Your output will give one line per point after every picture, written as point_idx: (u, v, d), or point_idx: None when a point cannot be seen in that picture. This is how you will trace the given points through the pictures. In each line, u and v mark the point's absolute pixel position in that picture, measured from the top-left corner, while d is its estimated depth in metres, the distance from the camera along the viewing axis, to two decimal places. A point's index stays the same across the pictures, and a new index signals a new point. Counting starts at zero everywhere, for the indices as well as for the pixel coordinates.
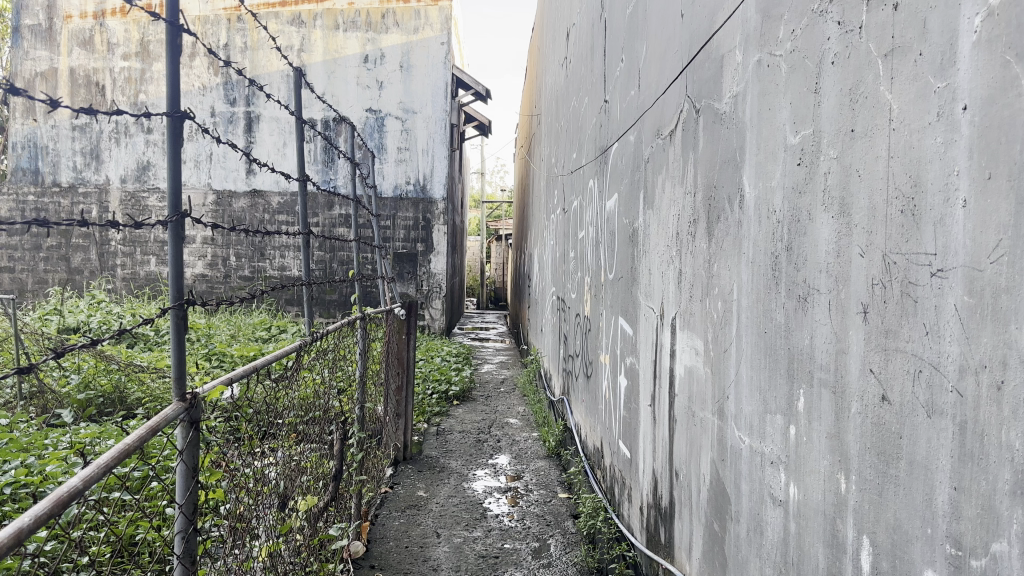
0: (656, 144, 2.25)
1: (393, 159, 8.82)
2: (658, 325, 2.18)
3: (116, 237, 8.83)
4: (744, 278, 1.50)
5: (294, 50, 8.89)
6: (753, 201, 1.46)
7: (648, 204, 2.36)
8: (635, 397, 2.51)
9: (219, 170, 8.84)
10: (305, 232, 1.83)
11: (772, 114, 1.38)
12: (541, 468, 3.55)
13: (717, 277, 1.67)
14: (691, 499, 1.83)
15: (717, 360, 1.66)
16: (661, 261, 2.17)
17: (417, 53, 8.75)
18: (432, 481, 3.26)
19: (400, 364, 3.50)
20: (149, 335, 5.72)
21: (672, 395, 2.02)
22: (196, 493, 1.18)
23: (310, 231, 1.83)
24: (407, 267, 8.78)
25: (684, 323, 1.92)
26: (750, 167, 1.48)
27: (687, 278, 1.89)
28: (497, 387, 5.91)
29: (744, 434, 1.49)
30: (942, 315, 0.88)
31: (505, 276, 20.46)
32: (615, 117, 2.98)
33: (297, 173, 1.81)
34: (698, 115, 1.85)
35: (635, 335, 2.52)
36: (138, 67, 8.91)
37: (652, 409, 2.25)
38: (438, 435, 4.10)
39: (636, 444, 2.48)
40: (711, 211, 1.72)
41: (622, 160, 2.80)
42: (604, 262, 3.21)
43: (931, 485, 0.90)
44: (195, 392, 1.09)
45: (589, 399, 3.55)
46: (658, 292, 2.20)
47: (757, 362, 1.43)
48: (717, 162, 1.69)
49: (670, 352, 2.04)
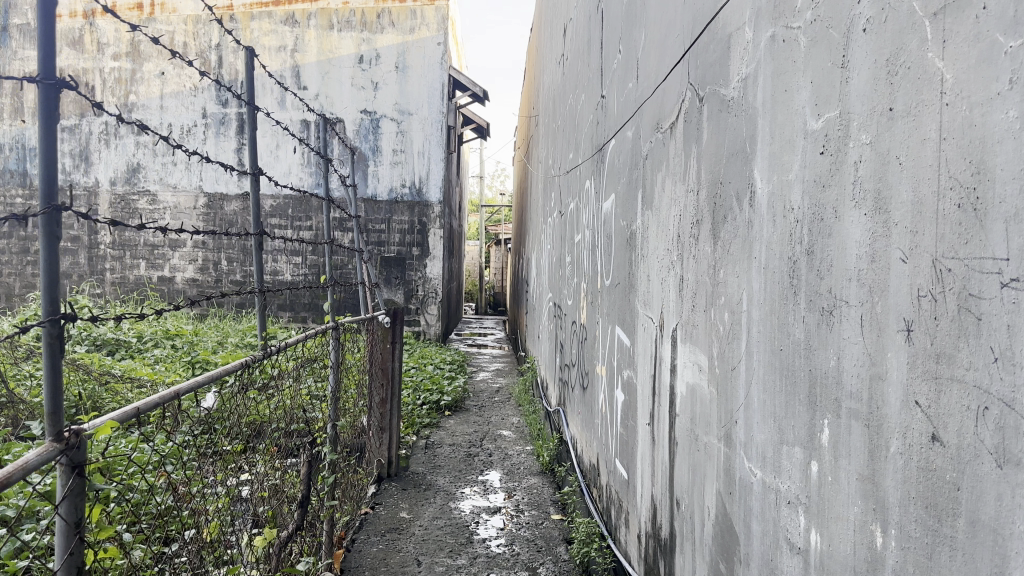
0: (657, 138, 2.06)
1: (388, 161, 8.63)
2: (658, 335, 1.98)
3: (106, 240, 8.67)
4: (755, 286, 1.30)
5: (287, 51, 8.71)
6: (766, 198, 1.26)
7: (646, 204, 2.17)
8: (633, 414, 2.31)
9: (211, 173, 8.67)
10: (258, 234, 1.60)
11: (789, 96, 1.19)
12: (534, 486, 3.35)
13: (723, 284, 1.47)
14: (694, 532, 1.64)
15: (722, 380, 1.46)
16: (660, 266, 1.98)
17: (413, 54, 8.57)
18: (417, 501, 3.07)
19: (384, 375, 3.31)
20: (131, 342, 5.59)
21: (672, 413, 1.82)
22: (84, 551, 1.01)
23: (262, 233, 1.60)
24: (396, 271, 8.59)
25: (685, 335, 1.73)
26: (762, 159, 1.29)
27: (690, 285, 1.70)
28: (491, 395, 5.72)
29: (756, 467, 1.30)
30: (1019, 338, 0.69)
31: (504, 282, 20.28)
32: (614, 113, 2.78)
33: (251, 167, 1.60)
34: (701, 103, 1.66)
35: (632, 346, 2.32)
36: (129, 68, 8.73)
37: (650, 429, 2.06)
38: (426, 449, 3.90)
39: (633, 464, 2.29)
40: (715, 211, 1.53)
41: (619, 158, 2.61)
42: (601, 268, 3.02)
43: (1002, 555, 0.70)
44: (76, 429, 0.95)
45: (585, 412, 3.36)
46: (658, 301, 2.00)
47: (772, 384, 1.23)
48: (723, 155, 1.50)
49: (670, 368, 1.85)
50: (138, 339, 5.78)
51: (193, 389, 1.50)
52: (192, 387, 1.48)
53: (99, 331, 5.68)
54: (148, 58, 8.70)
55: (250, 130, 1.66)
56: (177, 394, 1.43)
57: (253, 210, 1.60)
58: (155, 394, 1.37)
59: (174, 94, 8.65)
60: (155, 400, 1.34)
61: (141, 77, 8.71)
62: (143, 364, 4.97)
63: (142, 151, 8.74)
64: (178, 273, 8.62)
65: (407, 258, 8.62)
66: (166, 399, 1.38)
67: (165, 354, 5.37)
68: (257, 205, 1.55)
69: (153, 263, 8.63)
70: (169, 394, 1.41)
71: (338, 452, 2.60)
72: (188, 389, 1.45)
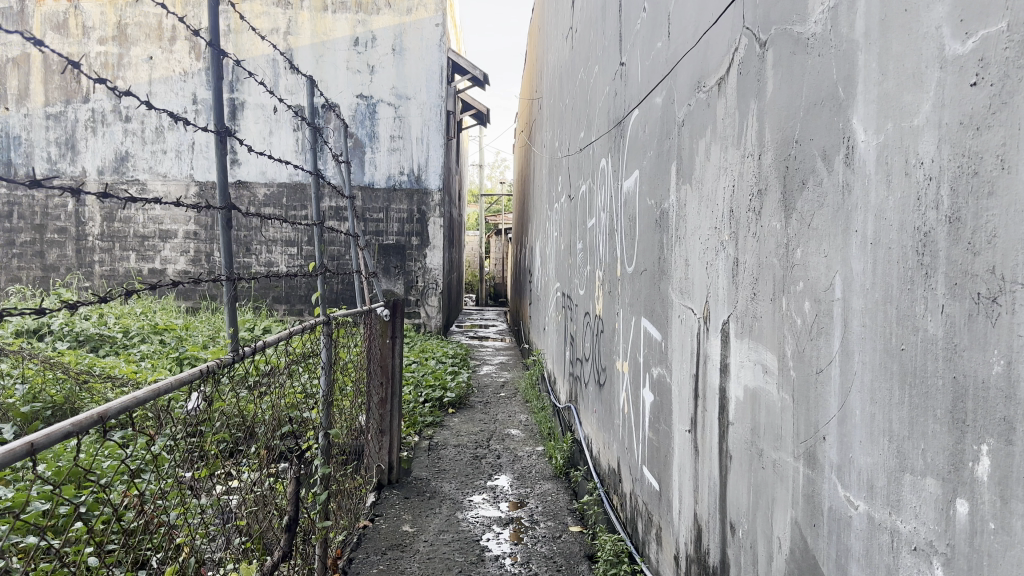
0: (697, 99, 1.78)
1: (386, 148, 8.33)
2: (701, 329, 1.70)
3: (94, 231, 8.37)
4: (857, 269, 1.03)
5: (280, 33, 8.35)
6: (875, 154, 0.99)
7: (682, 177, 1.89)
8: (665, 417, 2.04)
9: (202, 161, 8.43)
10: (226, 208, 1.31)
11: (911, 17, 0.91)
12: (549, 492, 3.08)
13: (802, 265, 1.20)
14: (758, 567, 1.36)
15: (803, 386, 1.19)
16: (704, 247, 1.70)
17: (411, 36, 8.29)
18: (421, 511, 2.79)
19: (384, 373, 3.04)
20: (116, 337, 5.28)
21: (723, 418, 1.55)
22: None
23: (230, 207, 1.31)
24: (394, 260, 8.32)
25: (742, 329, 1.45)
26: (866, 103, 1.02)
27: (748, 270, 1.42)
28: (497, 390, 5.45)
29: (859, 495, 1.03)
30: None
31: (505, 272, 20.06)
32: (637, 81, 2.50)
33: (215, 124, 1.31)
34: (764, 49, 1.39)
35: (665, 341, 2.04)
36: (115, 52, 8.37)
37: (691, 437, 1.78)
38: (430, 450, 3.62)
39: (667, 476, 2.02)
40: (788, 178, 1.26)
41: (646, 130, 2.32)
42: (621, 254, 2.75)
43: None
44: None
45: (601, 411, 3.10)
46: (700, 289, 1.72)
47: (888, 390, 0.95)
48: (802, 108, 1.22)
49: (721, 368, 1.57)
50: (123, 334, 5.47)
51: (119, 413, 1.08)
52: (130, 401, 1.13)
53: (82, 327, 5.38)
54: (136, 42, 8.37)
55: (214, 77, 1.37)
56: (99, 418, 1.02)
57: (218, 175, 1.33)
58: (70, 418, 0.97)
59: (163, 80, 8.32)
60: (65, 428, 0.93)
61: (128, 62, 8.36)
62: (127, 361, 4.68)
63: (131, 140, 8.43)
64: (170, 265, 8.36)
65: (406, 248, 8.34)
66: (79, 428, 0.97)
67: (152, 350, 5.07)
68: (222, 170, 1.27)
69: (143, 255, 8.35)
70: (83, 420, 1.00)
71: (332, 461, 2.31)
72: (125, 404, 1.12)
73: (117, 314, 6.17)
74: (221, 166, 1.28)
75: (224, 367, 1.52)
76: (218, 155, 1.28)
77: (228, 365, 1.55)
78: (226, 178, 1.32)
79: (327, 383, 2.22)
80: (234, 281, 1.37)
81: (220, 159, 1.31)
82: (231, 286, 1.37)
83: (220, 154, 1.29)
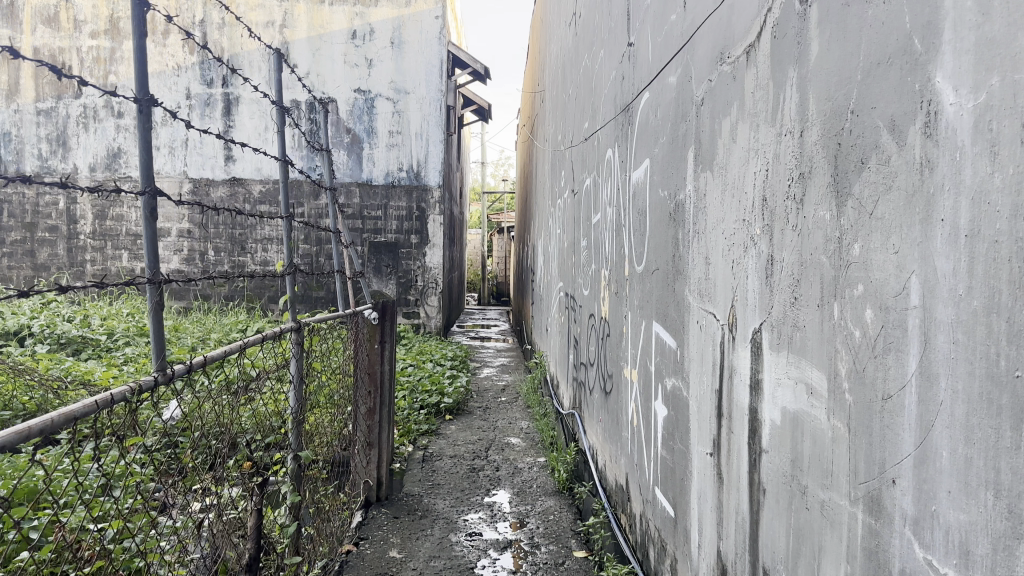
0: (719, 74, 1.55)
1: (385, 143, 8.11)
2: (725, 338, 1.47)
3: (86, 229, 8.16)
4: (946, 268, 0.80)
5: (275, 26, 8.13)
6: (971, 118, 0.76)
7: (702, 163, 1.66)
8: (681, 435, 1.81)
9: (196, 157, 8.21)
10: (149, 193, 1.10)
11: None
12: (552, 509, 2.86)
13: (867, 263, 0.96)
14: None
15: (866, 415, 0.96)
16: (728, 243, 1.46)
17: (410, 29, 8.04)
18: (411, 534, 2.57)
19: (372, 380, 2.81)
20: (100, 340, 5.07)
21: (754, 443, 1.33)
22: None
23: (153, 191, 1.08)
24: (387, 258, 8.08)
25: (780, 341, 1.22)
26: (955, 52, 0.79)
27: (787, 271, 1.19)
28: (497, 395, 5.22)
29: (947, 561, 0.79)
30: None
31: (507, 272, 19.84)
32: (647, 61, 2.26)
33: (137, 93, 1.07)
34: (807, 5, 1.15)
35: (681, 351, 1.81)
36: (107, 46, 8.16)
37: (714, 462, 1.54)
38: (424, 462, 3.40)
39: (683, 504, 1.78)
40: (842, 158, 1.04)
41: (658, 115, 2.09)
42: (629, 251, 2.53)
43: None
44: None
45: (607, 421, 2.87)
46: (724, 292, 1.48)
47: (995, 430, 0.72)
48: (861, 72, 0.99)
49: (751, 386, 1.34)
50: (108, 336, 5.26)
51: None
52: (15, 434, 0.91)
53: (64, 328, 5.16)
54: (128, 36, 8.16)
55: (137, 36, 1.14)
56: None
57: (141, 153, 1.10)
58: None
59: (156, 74, 8.13)
60: None
61: (121, 56, 8.17)
62: (109, 366, 4.47)
63: (123, 136, 8.22)
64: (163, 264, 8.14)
65: (404, 246, 8.11)
66: None
67: (137, 353, 4.87)
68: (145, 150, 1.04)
69: (136, 254, 8.14)
70: None
71: (304, 486, 2.07)
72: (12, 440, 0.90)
73: (105, 314, 5.96)
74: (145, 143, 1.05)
75: (140, 391, 1.21)
76: (141, 126, 1.04)
77: (145, 389, 1.25)
78: (149, 159, 1.09)
79: (299, 396, 1.99)
80: (159, 284, 1.12)
81: (143, 136, 1.07)
82: (155, 289, 1.12)
83: (144, 128, 1.05)
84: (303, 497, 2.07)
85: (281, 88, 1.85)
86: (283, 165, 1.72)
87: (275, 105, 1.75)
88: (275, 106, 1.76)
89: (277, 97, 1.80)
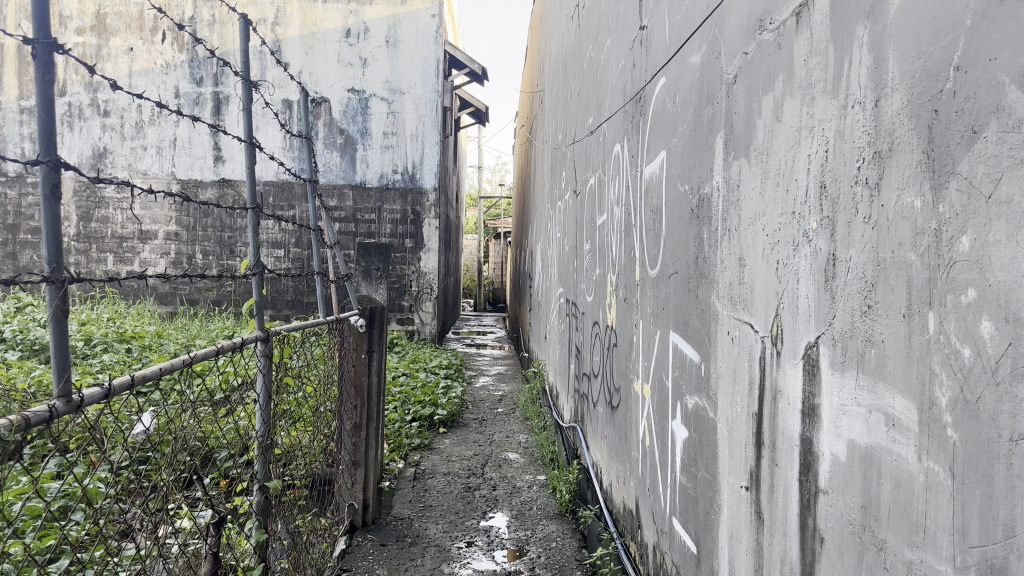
0: (758, 46, 1.33)
1: (378, 145, 7.88)
2: (768, 354, 1.24)
3: (69, 231, 7.90)
4: None
5: (267, 24, 7.90)
6: None
7: (734, 151, 1.44)
8: (707, 460, 1.59)
9: (184, 158, 7.98)
10: (50, 163, 0.90)
11: None
12: (554, 536, 2.63)
13: (988, 264, 0.74)
14: None
15: (981, 457, 0.74)
16: (770, 242, 1.24)
17: (405, 27, 7.83)
18: (399, 565, 2.34)
19: (358, 394, 2.58)
20: (76, 346, 4.87)
21: (807, 481, 1.11)
22: None
23: (51, 163, 0.90)
24: (378, 262, 7.87)
25: (847, 363, 1.00)
26: None
27: (860, 272, 0.96)
28: (493, 406, 4.99)
29: None
30: None
31: (504, 278, 19.65)
32: (663, 42, 2.04)
33: (37, 38, 0.89)
34: None
35: (708, 368, 1.58)
36: (94, 43, 7.90)
37: (753, 498, 1.31)
38: (416, 480, 3.17)
39: (709, 542, 1.56)
40: (941, 130, 0.82)
41: (679, 100, 1.86)
42: (640, 254, 2.30)
43: None
44: None
45: (614, 438, 2.65)
46: (765, 300, 1.26)
47: None
48: (973, 11, 0.76)
49: (805, 413, 1.11)
50: (84, 343, 5.03)
51: None
52: None
53: (38, 334, 4.93)
54: (115, 32, 7.91)
55: None
56: None
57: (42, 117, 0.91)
58: None
59: (144, 72, 7.92)
60: None
61: (108, 53, 7.92)
62: (83, 374, 4.25)
63: (109, 135, 7.95)
64: (149, 267, 7.89)
65: (398, 250, 7.89)
66: None
67: (114, 361, 4.64)
68: (44, 104, 0.89)
69: (122, 257, 7.89)
70: None
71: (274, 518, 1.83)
72: None
73: (82, 320, 5.74)
74: (45, 96, 0.89)
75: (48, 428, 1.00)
76: (40, 73, 0.89)
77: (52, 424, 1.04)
78: (48, 122, 0.89)
79: (268, 419, 1.76)
80: (63, 285, 0.91)
81: (41, 92, 0.88)
82: (58, 291, 0.91)
83: (43, 78, 0.90)
84: (270, 530, 1.85)
85: (247, 59, 1.61)
86: (249, 147, 1.52)
87: (243, 78, 1.54)
88: (243, 79, 1.55)
89: (244, 70, 1.57)
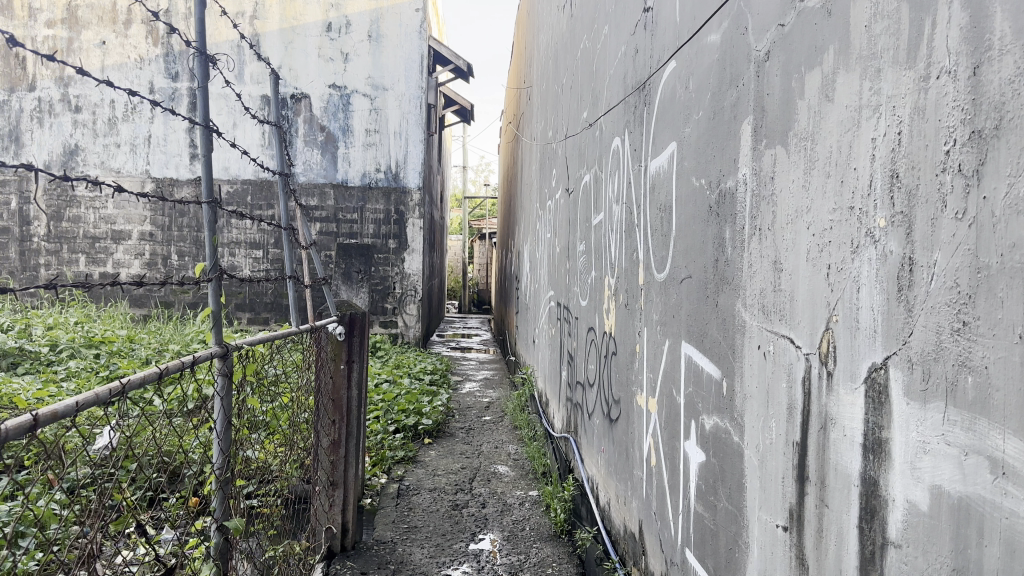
0: (799, 16, 1.14)
1: (361, 143, 7.66)
2: (818, 376, 1.05)
3: (40, 231, 7.63)
4: None
5: (246, 17, 7.66)
6: None
7: (765, 139, 1.25)
8: (728, 490, 1.41)
9: (159, 155, 7.73)
10: None
11: None
12: (549, 560, 2.43)
13: None
14: None
15: None
16: (817, 241, 1.06)
17: (388, 21, 7.62)
18: None
19: (337, 408, 2.37)
20: (39, 352, 4.64)
21: (870, 530, 0.92)
22: None
23: None
24: (361, 263, 7.65)
25: (929, 394, 0.82)
26: None
27: (957, 280, 0.78)
28: (480, 413, 4.80)
29: None
30: None
31: (488, 279, 19.48)
32: (672, 22, 1.86)
33: None
34: None
35: (731, 387, 1.40)
36: (65, 36, 7.64)
37: (793, 542, 1.13)
38: (399, 498, 2.97)
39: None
40: None
41: (693, 85, 1.67)
42: (644, 256, 2.12)
43: None
44: None
45: (612, 453, 2.46)
46: (811, 310, 1.07)
47: None
48: None
49: (867, 448, 0.93)
50: (49, 349, 4.79)
51: None
52: None
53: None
54: (87, 25, 7.63)
55: None
56: None
57: None
58: None
59: (117, 67, 7.67)
60: None
61: (79, 47, 7.65)
62: (46, 382, 4.02)
63: (81, 132, 7.69)
64: (123, 269, 7.62)
65: (382, 251, 7.67)
66: None
67: (80, 368, 4.41)
68: None
69: (94, 258, 7.63)
70: None
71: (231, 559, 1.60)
72: None
73: (49, 324, 5.49)
74: None
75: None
76: None
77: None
78: None
79: (226, 448, 1.55)
80: None
81: None
82: None
83: None
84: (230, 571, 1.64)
85: (205, 30, 1.41)
86: (206, 129, 1.31)
87: (200, 53, 1.34)
88: (200, 54, 1.35)
89: (200, 42, 1.38)
